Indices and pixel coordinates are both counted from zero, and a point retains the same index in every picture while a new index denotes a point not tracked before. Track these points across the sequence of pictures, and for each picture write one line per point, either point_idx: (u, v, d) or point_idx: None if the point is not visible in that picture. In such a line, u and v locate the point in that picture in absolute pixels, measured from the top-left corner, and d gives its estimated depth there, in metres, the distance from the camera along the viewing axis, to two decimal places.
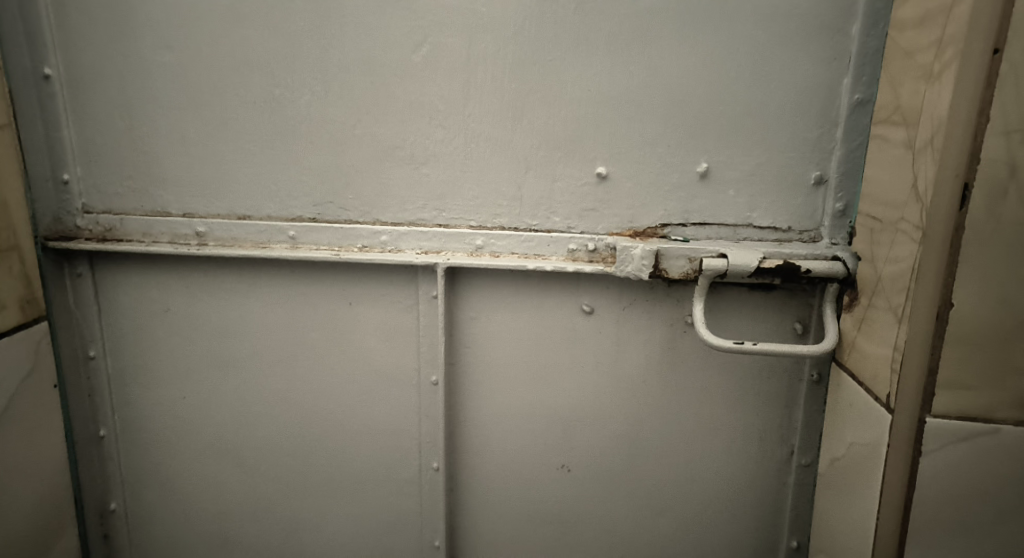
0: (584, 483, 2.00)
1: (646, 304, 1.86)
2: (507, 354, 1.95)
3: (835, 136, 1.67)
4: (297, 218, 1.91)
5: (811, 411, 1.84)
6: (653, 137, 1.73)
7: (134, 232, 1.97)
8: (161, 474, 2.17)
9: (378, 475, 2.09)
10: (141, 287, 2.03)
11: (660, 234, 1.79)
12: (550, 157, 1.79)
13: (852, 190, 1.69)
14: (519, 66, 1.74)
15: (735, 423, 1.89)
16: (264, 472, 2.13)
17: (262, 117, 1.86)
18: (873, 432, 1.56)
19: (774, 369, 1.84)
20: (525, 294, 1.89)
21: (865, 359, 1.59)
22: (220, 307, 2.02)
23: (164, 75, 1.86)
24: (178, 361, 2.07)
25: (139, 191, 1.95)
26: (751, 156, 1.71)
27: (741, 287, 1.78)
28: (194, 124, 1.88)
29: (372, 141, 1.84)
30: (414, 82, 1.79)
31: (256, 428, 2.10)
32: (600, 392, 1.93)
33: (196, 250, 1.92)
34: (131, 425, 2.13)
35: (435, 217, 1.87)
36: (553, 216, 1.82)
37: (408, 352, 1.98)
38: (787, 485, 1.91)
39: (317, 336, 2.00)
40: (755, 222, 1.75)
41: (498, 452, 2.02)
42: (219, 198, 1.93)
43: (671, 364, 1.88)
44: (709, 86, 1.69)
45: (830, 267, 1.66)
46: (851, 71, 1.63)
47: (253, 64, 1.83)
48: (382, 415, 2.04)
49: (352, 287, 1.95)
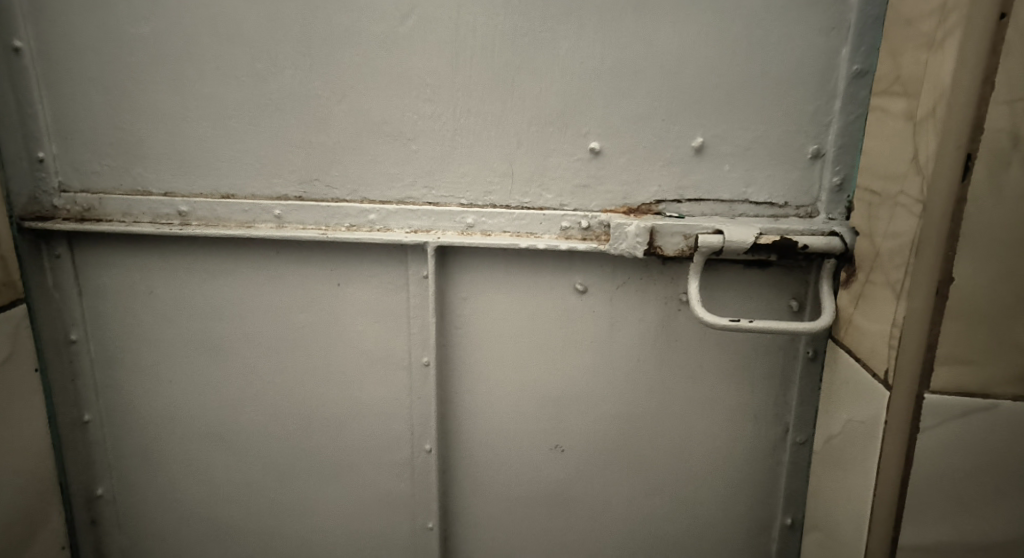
0: (578, 464, 1.99)
1: (640, 282, 1.83)
2: (499, 335, 1.92)
3: (833, 108, 1.64)
4: (283, 197, 1.87)
5: (806, 388, 1.82)
6: (647, 112, 1.70)
7: (114, 212, 1.91)
8: (148, 460, 2.13)
9: (370, 458, 2.06)
10: (123, 270, 1.98)
11: (655, 211, 1.76)
12: (542, 132, 1.74)
13: (849, 164, 1.66)
14: (509, 38, 1.70)
15: (730, 403, 1.87)
16: (253, 456, 2.10)
17: (244, 92, 1.80)
18: (870, 410, 1.53)
19: (769, 347, 1.82)
20: (518, 273, 1.86)
21: (864, 335, 1.55)
22: (205, 289, 1.97)
23: (141, 48, 1.80)
24: (162, 344, 2.03)
25: (118, 170, 1.89)
26: (747, 130, 1.67)
27: (737, 264, 1.75)
28: (173, 100, 1.83)
29: (358, 117, 1.79)
30: (402, 55, 1.73)
31: (245, 414, 2.06)
32: (594, 373, 1.91)
33: (179, 230, 1.87)
34: (117, 410, 2.09)
35: (424, 195, 1.83)
36: (545, 193, 1.79)
37: (399, 333, 1.94)
38: (782, 462, 1.89)
39: (305, 318, 1.96)
40: (751, 198, 1.72)
41: (491, 433, 2.00)
42: (202, 177, 1.88)
43: (665, 343, 1.86)
44: (704, 58, 1.65)
45: (827, 243, 1.61)
46: (849, 41, 1.59)
47: (234, 37, 1.77)
48: (373, 397, 2.01)
49: (341, 267, 1.91)
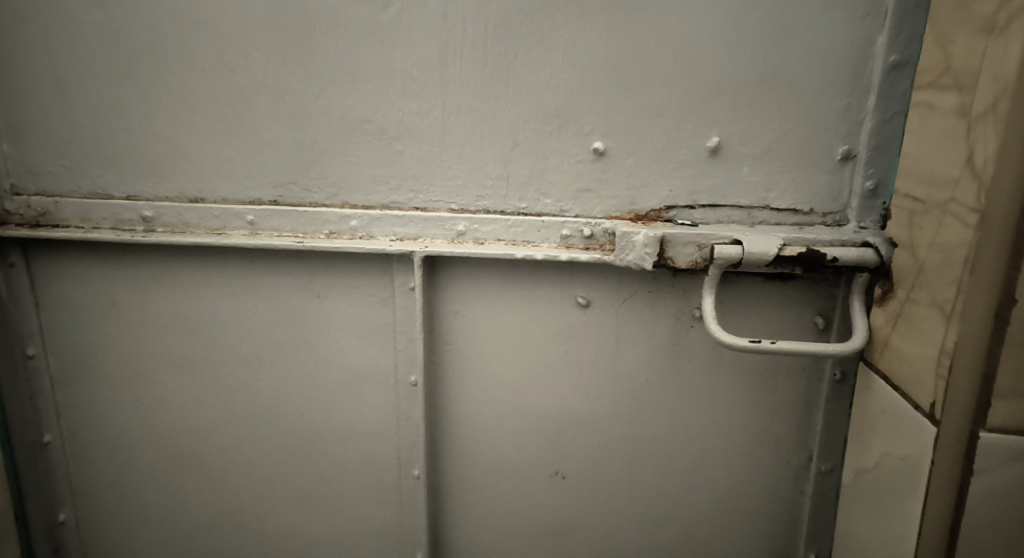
0: (580, 492, 1.82)
1: (648, 295, 1.66)
2: (493, 352, 1.75)
3: (866, 105, 1.47)
4: (256, 201, 1.70)
5: (833, 413, 1.65)
6: (658, 108, 1.53)
7: (72, 217, 1.74)
8: (112, 483, 1.96)
9: (354, 483, 1.89)
10: (84, 279, 1.81)
11: (665, 218, 1.59)
12: (540, 131, 1.57)
13: (884, 166, 1.48)
14: (504, 26, 1.53)
15: (748, 427, 1.70)
16: (226, 481, 1.93)
17: (212, 85, 1.63)
18: (912, 445, 1.35)
19: (792, 367, 1.65)
20: (514, 286, 1.69)
21: (904, 361, 1.38)
22: (173, 301, 1.80)
23: (97, 36, 1.63)
24: (127, 360, 1.86)
25: (76, 171, 1.72)
26: (769, 128, 1.50)
27: (756, 277, 1.57)
28: (134, 95, 1.66)
29: (338, 114, 1.62)
30: (385, 45, 1.56)
31: (218, 436, 1.90)
32: (597, 394, 1.74)
33: (141, 237, 1.70)
34: (78, 431, 1.92)
35: (411, 199, 1.66)
36: (543, 198, 1.61)
37: (384, 350, 1.77)
38: (805, 493, 1.72)
39: (282, 333, 1.80)
40: (773, 205, 1.54)
41: (485, 459, 1.83)
42: (166, 179, 1.71)
43: (676, 362, 1.69)
44: (721, 48, 1.48)
45: (860, 255, 1.44)
46: (886, 29, 1.42)
47: (199, 25, 1.60)
48: (356, 420, 1.84)
49: (321, 278, 1.74)
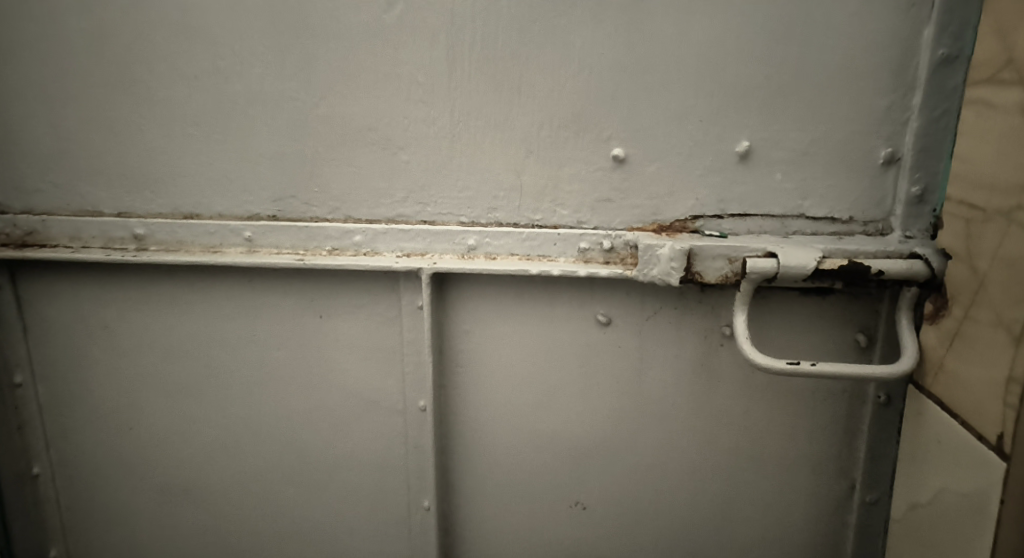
0: (602, 523, 1.70)
1: (674, 313, 1.54)
2: (507, 374, 1.63)
3: (911, 103, 1.35)
4: (253, 216, 1.60)
5: (877, 439, 1.52)
6: (683, 111, 1.41)
7: (60, 236, 1.65)
8: (105, 516, 1.85)
9: (361, 514, 1.78)
10: (73, 302, 1.71)
11: (691, 229, 1.47)
12: (555, 138, 1.47)
13: (931, 170, 1.37)
14: (516, 26, 1.42)
15: (783, 453, 1.58)
16: (226, 513, 1.82)
17: (205, 94, 1.54)
18: (976, 478, 1.23)
19: (831, 389, 1.52)
20: (529, 304, 1.58)
21: (963, 385, 1.26)
22: (167, 323, 1.70)
23: (84, 44, 1.54)
24: (119, 386, 1.75)
25: (64, 187, 1.63)
26: (805, 131, 1.39)
27: (791, 291, 1.45)
28: (124, 106, 1.56)
29: (339, 122, 1.52)
30: (389, 49, 1.46)
31: (216, 465, 1.79)
32: (619, 419, 1.62)
33: (133, 257, 1.60)
34: (69, 461, 1.82)
35: (418, 212, 1.55)
36: (559, 209, 1.50)
37: (391, 373, 1.66)
38: (847, 524, 1.59)
39: (282, 356, 1.69)
40: (808, 213, 1.43)
41: (500, 488, 1.71)
42: (158, 195, 1.61)
43: (705, 383, 1.57)
44: (751, 45, 1.37)
45: (909, 268, 1.33)
46: (933, 21, 1.31)
47: (191, 30, 1.50)
48: (362, 447, 1.73)
49: (324, 297, 1.63)
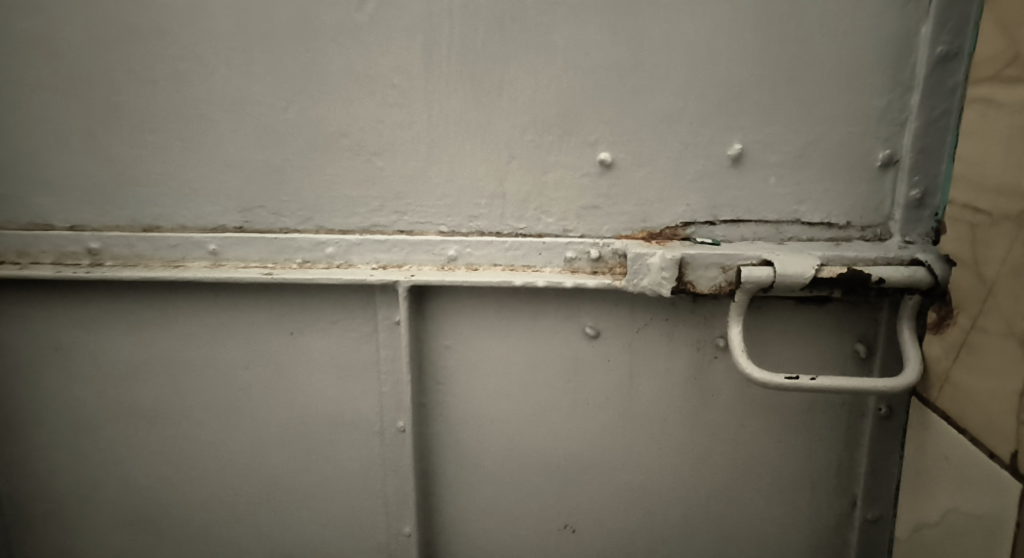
0: (593, 547, 1.62)
1: (665, 324, 1.47)
2: (490, 391, 1.55)
3: (909, 103, 1.30)
4: (218, 228, 1.50)
5: (878, 453, 1.46)
6: (673, 112, 1.35)
7: (7, 252, 1.53)
8: (60, 551, 1.73)
9: (337, 542, 1.68)
10: (22, 322, 1.59)
11: (682, 236, 1.41)
12: (539, 142, 1.39)
13: (930, 172, 1.32)
14: (496, 24, 1.35)
15: (780, 469, 1.52)
16: (192, 544, 1.71)
17: (164, 98, 1.44)
18: (987, 496, 1.18)
19: (829, 402, 1.47)
20: (513, 317, 1.50)
21: (972, 399, 1.21)
22: (126, 342, 1.59)
23: (32, 45, 1.43)
24: (74, 411, 1.64)
25: (12, 199, 1.51)
26: (800, 132, 1.33)
27: (786, 300, 1.39)
28: (76, 110, 1.46)
29: (310, 127, 1.43)
30: (361, 49, 1.38)
31: (180, 492, 1.67)
32: (609, 436, 1.55)
33: (87, 273, 1.49)
34: (20, 492, 1.70)
35: (394, 222, 1.46)
36: (544, 217, 1.43)
37: (368, 392, 1.57)
38: (848, 542, 1.54)
39: (251, 376, 1.59)
40: (804, 218, 1.37)
41: (485, 511, 1.63)
42: (115, 206, 1.50)
43: (698, 397, 1.50)
44: (743, 43, 1.31)
45: (910, 275, 1.28)
46: (931, 18, 1.26)
47: (148, 29, 1.41)
48: (337, 471, 1.63)
49: (296, 313, 1.54)
